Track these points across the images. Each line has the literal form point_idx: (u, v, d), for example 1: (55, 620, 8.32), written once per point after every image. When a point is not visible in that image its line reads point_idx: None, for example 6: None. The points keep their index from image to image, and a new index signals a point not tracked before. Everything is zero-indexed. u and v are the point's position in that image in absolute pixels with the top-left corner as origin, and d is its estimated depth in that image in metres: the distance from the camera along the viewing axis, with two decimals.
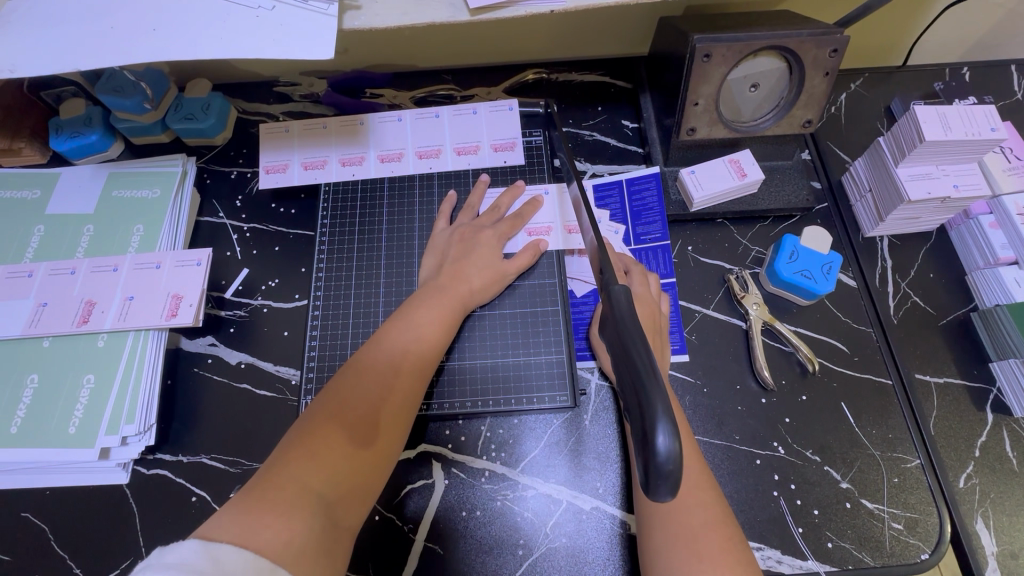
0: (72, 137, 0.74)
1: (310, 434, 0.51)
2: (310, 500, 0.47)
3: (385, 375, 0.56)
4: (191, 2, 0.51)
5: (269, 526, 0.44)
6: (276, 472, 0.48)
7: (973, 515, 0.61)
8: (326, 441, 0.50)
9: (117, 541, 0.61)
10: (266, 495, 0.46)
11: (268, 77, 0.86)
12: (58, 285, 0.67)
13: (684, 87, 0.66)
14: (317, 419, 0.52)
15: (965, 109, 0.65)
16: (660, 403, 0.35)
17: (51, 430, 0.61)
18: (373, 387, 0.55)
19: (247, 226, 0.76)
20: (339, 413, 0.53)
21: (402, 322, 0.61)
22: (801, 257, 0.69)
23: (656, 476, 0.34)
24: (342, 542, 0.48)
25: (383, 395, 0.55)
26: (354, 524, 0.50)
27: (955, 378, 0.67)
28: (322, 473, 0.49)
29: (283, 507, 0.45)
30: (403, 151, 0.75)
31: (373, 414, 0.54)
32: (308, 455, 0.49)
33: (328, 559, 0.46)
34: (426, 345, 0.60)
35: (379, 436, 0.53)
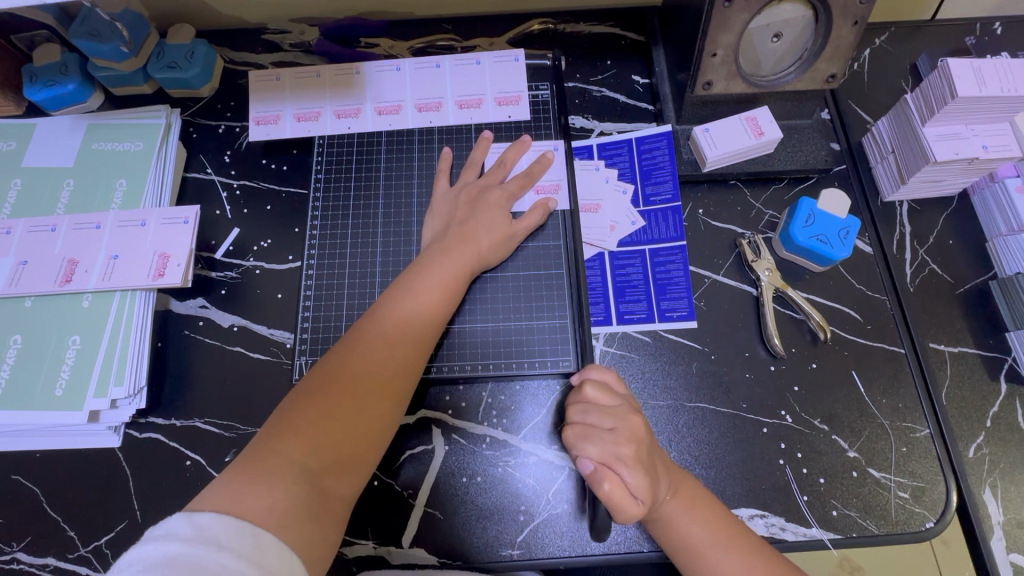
0: (48, 86, 0.70)
1: (301, 405, 0.50)
2: (296, 471, 0.47)
3: (378, 345, 0.55)
4: None
5: (254, 495, 0.44)
6: (269, 442, 0.48)
7: (981, 485, 0.60)
8: (315, 411, 0.50)
9: (111, 503, 0.60)
10: (254, 466, 0.46)
11: (256, 23, 0.81)
12: (39, 242, 0.64)
13: (702, 37, 0.62)
14: (307, 390, 0.51)
15: (1001, 63, 0.61)
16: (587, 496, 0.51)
17: (37, 393, 0.59)
18: (365, 359, 0.54)
19: (237, 183, 0.73)
20: (329, 384, 0.52)
21: (397, 290, 0.59)
22: (817, 221, 0.66)
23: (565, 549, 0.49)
24: (334, 508, 0.48)
25: (375, 367, 0.54)
26: (347, 494, 0.50)
27: (969, 347, 0.65)
28: (310, 443, 0.48)
29: (270, 476, 0.46)
30: (401, 103, 0.71)
31: (367, 385, 0.52)
32: (295, 426, 0.49)
33: (315, 525, 0.45)
34: (423, 314, 0.58)
35: (369, 406, 0.52)
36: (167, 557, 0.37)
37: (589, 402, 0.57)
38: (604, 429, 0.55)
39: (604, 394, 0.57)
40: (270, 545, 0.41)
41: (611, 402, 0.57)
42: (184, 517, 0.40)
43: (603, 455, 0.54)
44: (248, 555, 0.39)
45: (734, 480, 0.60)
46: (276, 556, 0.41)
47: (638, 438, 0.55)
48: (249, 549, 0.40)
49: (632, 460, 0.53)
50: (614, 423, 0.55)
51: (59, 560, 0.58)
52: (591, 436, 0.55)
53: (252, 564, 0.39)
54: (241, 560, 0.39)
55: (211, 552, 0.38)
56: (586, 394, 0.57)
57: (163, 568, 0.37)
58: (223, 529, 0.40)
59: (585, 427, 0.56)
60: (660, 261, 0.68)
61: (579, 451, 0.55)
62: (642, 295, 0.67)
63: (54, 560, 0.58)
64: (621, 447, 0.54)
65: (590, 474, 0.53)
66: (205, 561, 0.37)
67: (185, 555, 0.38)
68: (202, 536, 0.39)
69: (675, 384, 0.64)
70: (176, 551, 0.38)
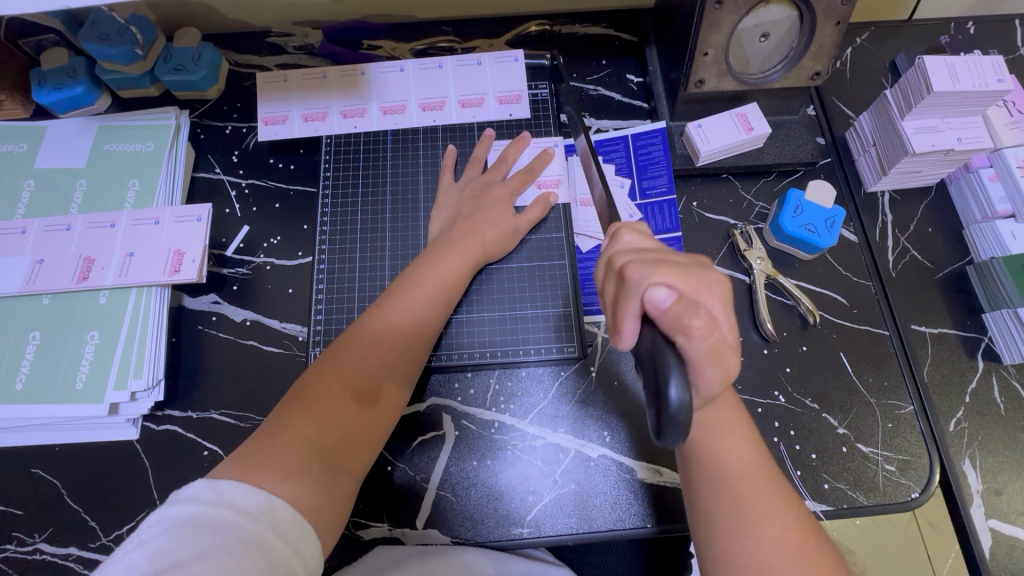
0: (57, 89, 0.72)
1: (312, 386, 0.53)
2: (308, 447, 0.49)
3: (387, 332, 0.57)
4: None
5: (270, 468, 0.46)
6: (284, 420, 0.50)
7: (961, 457, 0.64)
8: (325, 392, 0.52)
9: (131, 493, 0.61)
10: (269, 443, 0.48)
11: (260, 27, 0.83)
12: (54, 241, 0.65)
13: (694, 36, 0.65)
14: (318, 372, 0.54)
15: (972, 60, 0.65)
16: (673, 361, 0.39)
17: (57, 388, 0.61)
18: (373, 344, 0.56)
19: (246, 183, 0.74)
20: (339, 367, 0.54)
21: (404, 280, 0.61)
22: (804, 211, 0.69)
23: (666, 423, 0.37)
24: (343, 483, 0.50)
25: (383, 353, 0.56)
26: (356, 470, 0.52)
27: (949, 328, 0.69)
28: (322, 422, 0.51)
29: (284, 451, 0.48)
30: (406, 103, 0.73)
31: (375, 369, 0.55)
32: (308, 405, 0.51)
33: (327, 497, 0.48)
34: (429, 304, 0.60)
35: (377, 389, 0.55)
36: (191, 518, 0.41)
37: (637, 251, 0.49)
38: (677, 262, 0.47)
39: (646, 244, 0.50)
40: (285, 513, 0.44)
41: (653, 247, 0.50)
42: (204, 483, 0.43)
43: (687, 281, 0.45)
44: (265, 519, 0.43)
45: None
46: (290, 522, 0.44)
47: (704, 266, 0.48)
48: (265, 515, 0.43)
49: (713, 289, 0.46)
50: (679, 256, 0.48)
51: (81, 549, 0.60)
52: (668, 267, 0.46)
53: (268, 528, 0.43)
54: (259, 524, 0.42)
55: (232, 514, 0.42)
56: (626, 240, 0.50)
57: (186, 527, 0.40)
58: (241, 494, 0.43)
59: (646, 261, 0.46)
60: None
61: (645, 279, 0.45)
62: None
63: (76, 550, 0.60)
64: (705, 275, 0.46)
65: (675, 305, 0.43)
66: (226, 522, 0.41)
67: (209, 517, 0.41)
68: (223, 501, 0.42)
69: None
70: (201, 513, 0.41)
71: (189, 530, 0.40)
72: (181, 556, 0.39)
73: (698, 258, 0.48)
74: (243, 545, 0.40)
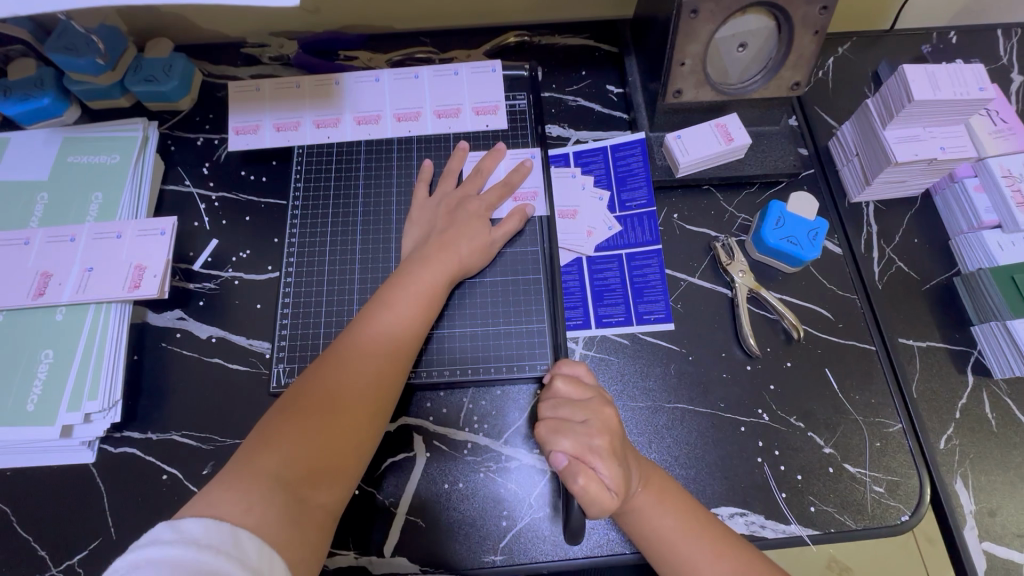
0: (23, 100, 0.70)
1: (281, 418, 0.51)
2: (273, 478, 0.47)
3: (359, 357, 0.55)
4: None
5: (233, 502, 0.45)
6: (250, 454, 0.48)
7: (953, 476, 0.61)
8: (293, 423, 0.50)
9: (84, 521, 0.59)
10: (233, 475, 0.47)
11: (235, 37, 0.82)
12: (11, 256, 0.63)
13: (671, 46, 0.64)
14: (287, 403, 0.52)
15: (952, 69, 0.64)
16: None
17: (7, 410, 0.58)
18: (344, 371, 0.54)
19: (215, 195, 0.73)
20: (309, 397, 0.52)
21: (376, 303, 0.59)
22: (787, 223, 0.67)
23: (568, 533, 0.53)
24: (314, 516, 0.48)
25: (354, 378, 0.54)
26: (329, 503, 0.50)
27: (937, 342, 0.67)
28: (289, 453, 0.49)
29: (249, 484, 0.46)
30: (380, 113, 0.72)
31: (346, 396, 0.53)
32: (275, 437, 0.50)
33: (294, 530, 0.46)
34: (403, 325, 0.58)
35: (349, 417, 0.52)
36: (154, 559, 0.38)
37: (561, 397, 0.57)
38: (577, 423, 0.55)
39: (576, 389, 0.57)
40: (252, 545, 0.42)
41: (581, 396, 0.57)
42: (167, 526, 0.40)
43: (576, 445, 0.53)
44: (232, 553, 0.40)
45: (713, 480, 0.61)
46: (259, 555, 0.42)
47: (611, 427, 0.55)
48: (231, 549, 0.41)
49: (608, 451, 0.53)
50: (586, 415, 0.55)
51: None
52: (565, 431, 0.54)
53: (236, 562, 0.40)
54: (225, 558, 0.40)
55: (197, 554, 0.39)
56: (556, 388, 0.58)
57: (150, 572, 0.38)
58: (206, 532, 0.41)
59: (556, 421, 0.55)
60: (637, 265, 0.69)
61: (551, 445, 0.54)
62: (619, 298, 0.68)
63: None
64: (594, 438, 0.53)
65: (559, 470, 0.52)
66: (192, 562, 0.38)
67: (174, 559, 0.38)
68: (188, 541, 0.40)
69: (653, 385, 0.65)
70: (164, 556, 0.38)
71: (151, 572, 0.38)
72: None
73: (608, 417, 0.55)
74: None
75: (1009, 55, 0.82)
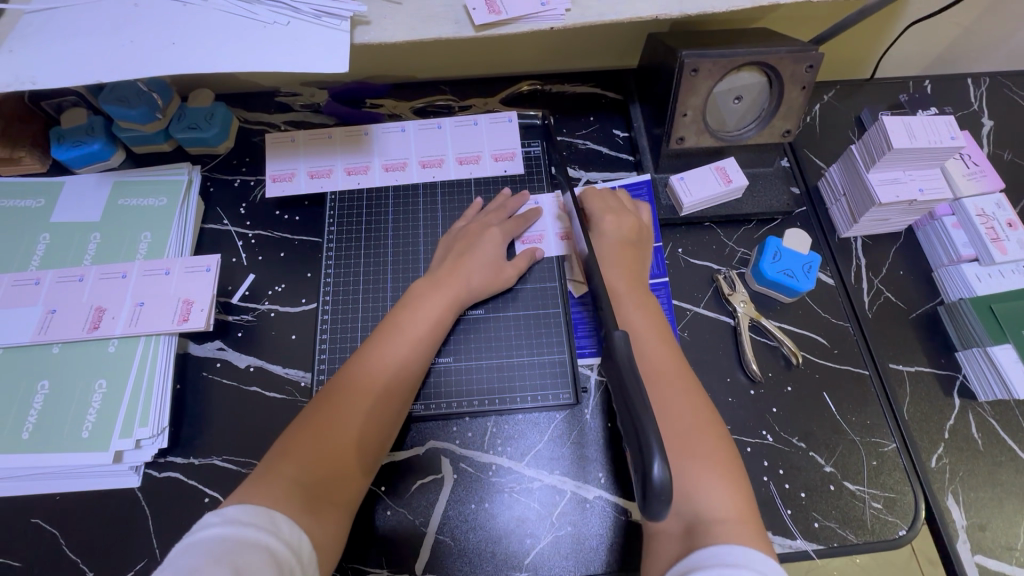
0: (75, 146, 0.76)
1: (310, 420, 0.56)
2: (302, 477, 0.53)
3: (381, 368, 0.61)
4: (221, 31, 0.55)
5: (261, 497, 0.50)
6: (283, 455, 0.54)
7: (945, 493, 0.66)
8: (320, 426, 0.56)
9: (130, 542, 0.62)
10: (269, 473, 0.53)
11: (269, 87, 0.88)
12: (67, 291, 0.68)
13: (673, 99, 0.70)
14: (317, 406, 0.57)
15: (927, 120, 0.71)
16: (655, 437, 0.38)
17: (61, 437, 0.62)
18: (370, 377, 0.59)
19: (252, 233, 0.78)
20: (335, 399, 0.58)
21: (398, 314, 0.65)
22: (783, 257, 0.73)
23: (651, 497, 0.37)
24: (331, 514, 0.53)
25: (375, 386, 0.59)
26: (342, 505, 0.55)
27: (925, 366, 0.72)
28: (316, 455, 0.54)
29: (270, 488, 0.51)
30: (406, 160, 0.78)
31: (368, 402, 0.58)
32: (305, 439, 0.55)
33: (315, 524, 0.51)
34: (421, 337, 0.64)
35: (368, 422, 0.58)
36: (206, 538, 0.45)
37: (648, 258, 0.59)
38: None
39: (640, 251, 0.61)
40: (285, 527, 0.49)
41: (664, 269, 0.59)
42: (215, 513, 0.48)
43: None
44: (267, 527, 0.48)
45: None
46: (291, 532, 0.49)
47: None
48: (267, 524, 0.48)
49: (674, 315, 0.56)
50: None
51: None
52: None
53: (272, 535, 0.47)
54: (263, 532, 0.47)
55: (239, 529, 0.46)
56: None
57: (203, 545, 0.45)
58: (246, 513, 0.48)
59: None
60: None
61: None
62: None
63: None
64: None
65: None
66: (236, 536, 0.46)
67: (223, 535, 0.45)
68: (232, 520, 0.47)
69: None
70: (215, 532, 0.46)
71: (205, 546, 0.44)
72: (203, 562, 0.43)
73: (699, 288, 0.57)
74: (253, 547, 0.45)
75: (979, 102, 0.90)
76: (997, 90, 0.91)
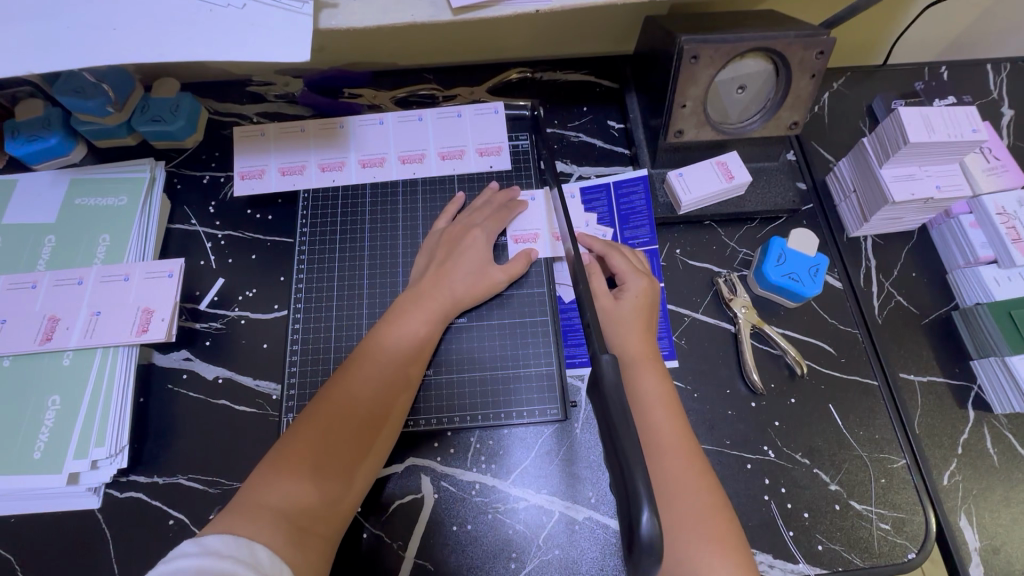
0: (30, 141, 0.71)
1: (295, 442, 0.53)
2: (286, 504, 0.49)
3: (369, 382, 0.57)
4: (169, 15, 0.49)
5: (242, 527, 0.46)
6: (265, 481, 0.50)
7: (957, 513, 0.62)
8: (305, 448, 0.52)
9: (89, 569, 0.58)
10: (249, 500, 0.49)
11: (241, 75, 0.83)
12: (18, 299, 0.63)
13: (672, 89, 0.65)
14: (301, 427, 0.54)
15: (947, 111, 0.66)
16: (642, 482, 0.36)
17: (14, 457, 0.58)
18: (357, 395, 0.56)
19: (221, 233, 0.73)
20: (322, 419, 0.54)
21: (384, 327, 0.62)
22: (788, 259, 0.69)
23: (639, 552, 0.35)
24: (317, 542, 0.50)
25: (363, 403, 0.56)
26: (330, 532, 0.51)
27: (938, 376, 0.68)
28: (302, 478, 0.51)
29: (252, 516, 0.47)
30: (385, 156, 0.73)
31: (356, 420, 0.55)
32: (289, 463, 0.51)
33: (302, 553, 0.48)
34: (410, 349, 0.61)
35: (356, 441, 0.55)
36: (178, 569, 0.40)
37: None
38: None
39: None
40: (266, 558, 0.45)
41: None
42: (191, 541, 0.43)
43: None
44: (246, 560, 0.43)
45: None
46: (272, 564, 0.45)
47: None
48: (245, 556, 0.44)
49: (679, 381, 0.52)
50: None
51: None
52: None
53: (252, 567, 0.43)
54: (242, 565, 0.43)
55: (215, 560, 0.42)
56: None
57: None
58: (224, 544, 0.44)
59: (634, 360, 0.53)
60: None
61: None
62: None
63: None
64: None
65: None
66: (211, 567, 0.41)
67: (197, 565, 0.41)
68: (208, 550, 0.42)
69: None
70: (187, 562, 0.41)
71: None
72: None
73: None
74: None
75: (999, 90, 0.85)
76: (1017, 76, 0.86)
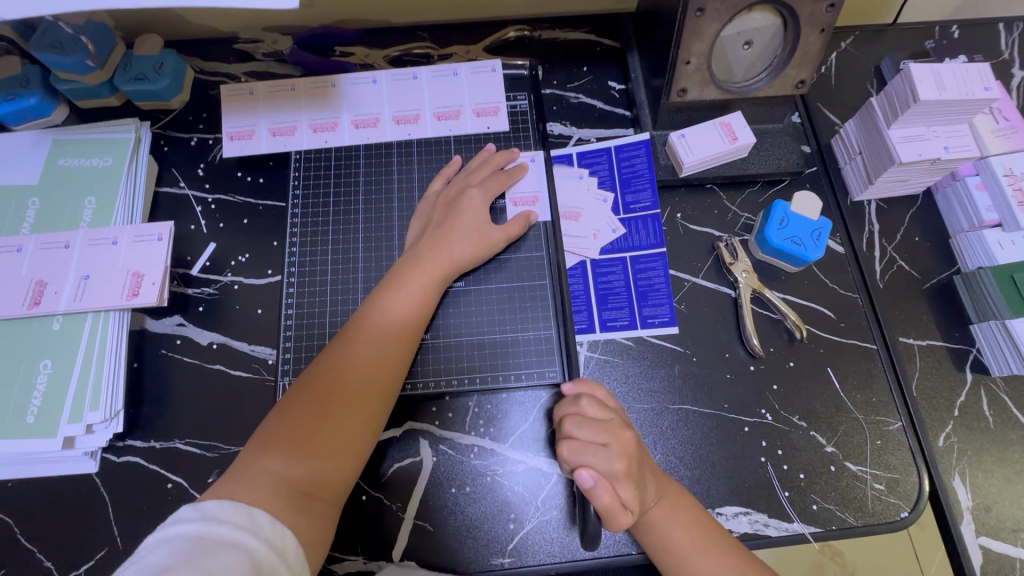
0: (9, 100, 0.68)
1: (289, 413, 0.52)
2: (282, 473, 0.49)
3: (363, 351, 0.56)
4: None
5: (240, 494, 0.47)
6: (260, 452, 0.50)
7: (951, 473, 0.63)
8: (300, 419, 0.52)
9: (89, 531, 0.58)
10: (244, 471, 0.49)
11: (227, 32, 0.79)
12: (5, 263, 0.62)
13: (676, 44, 0.62)
14: (295, 399, 0.53)
15: (958, 68, 0.64)
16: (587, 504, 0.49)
17: (7, 423, 0.58)
18: (350, 361, 0.55)
19: (211, 197, 0.71)
20: (314, 390, 0.54)
21: (381, 292, 0.60)
22: (790, 223, 0.67)
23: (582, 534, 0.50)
24: (319, 508, 0.50)
25: (358, 371, 0.55)
26: (331, 498, 0.51)
27: (937, 340, 0.67)
28: (296, 448, 0.51)
29: (252, 483, 0.48)
30: (379, 115, 0.71)
31: (350, 389, 0.54)
32: (282, 434, 0.51)
33: (303, 519, 0.48)
34: (406, 316, 0.59)
35: (351, 409, 0.54)
36: (180, 535, 0.42)
37: (584, 415, 0.56)
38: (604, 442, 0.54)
39: (600, 409, 0.56)
40: (266, 523, 0.45)
41: (603, 415, 0.56)
42: (191, 506, 0.44)
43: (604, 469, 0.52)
44: (246, 526, 0.44)
45: (718, 480, 0.61)
46: (273, 531, 0.45)
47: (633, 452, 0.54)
48: (245, 521, 0.45)
49: (627, 475, 0.52)
50: (609, 439, 0.54)
51: None
52: (589, 450, 0.54)
53: (252, 534, 0.44)
54: (240, 531, 0.43)
55: (214, 526, 0.43)
56: (579, 405, 0.56)
57: (175, 543, 0.41)
58: (223, 509, 0.44)
59: (579, 442, 0.54)
60: (641, 268, 0.69)
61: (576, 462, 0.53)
62: (624, 302, 0.68)
63: None
64: (616, 463, 0.53)
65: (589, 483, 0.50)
66: (210, 534, 0.42)
67: (196, 533, 0.42)
68: (207, 517, 0.43)
69: (658, 387, 0.65)
70: (188, 529, 0.42)
71: (176, 543, 0.41)
72: (169, 564, 0.39)
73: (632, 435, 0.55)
74: (224, 546, 0.42)
75: (1011, 49, 0.82)
76: None
